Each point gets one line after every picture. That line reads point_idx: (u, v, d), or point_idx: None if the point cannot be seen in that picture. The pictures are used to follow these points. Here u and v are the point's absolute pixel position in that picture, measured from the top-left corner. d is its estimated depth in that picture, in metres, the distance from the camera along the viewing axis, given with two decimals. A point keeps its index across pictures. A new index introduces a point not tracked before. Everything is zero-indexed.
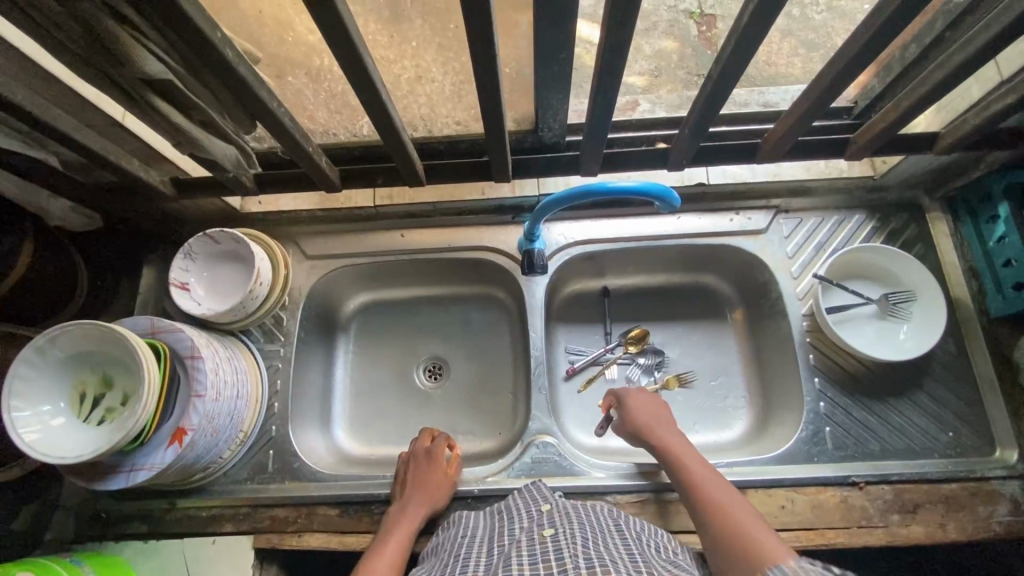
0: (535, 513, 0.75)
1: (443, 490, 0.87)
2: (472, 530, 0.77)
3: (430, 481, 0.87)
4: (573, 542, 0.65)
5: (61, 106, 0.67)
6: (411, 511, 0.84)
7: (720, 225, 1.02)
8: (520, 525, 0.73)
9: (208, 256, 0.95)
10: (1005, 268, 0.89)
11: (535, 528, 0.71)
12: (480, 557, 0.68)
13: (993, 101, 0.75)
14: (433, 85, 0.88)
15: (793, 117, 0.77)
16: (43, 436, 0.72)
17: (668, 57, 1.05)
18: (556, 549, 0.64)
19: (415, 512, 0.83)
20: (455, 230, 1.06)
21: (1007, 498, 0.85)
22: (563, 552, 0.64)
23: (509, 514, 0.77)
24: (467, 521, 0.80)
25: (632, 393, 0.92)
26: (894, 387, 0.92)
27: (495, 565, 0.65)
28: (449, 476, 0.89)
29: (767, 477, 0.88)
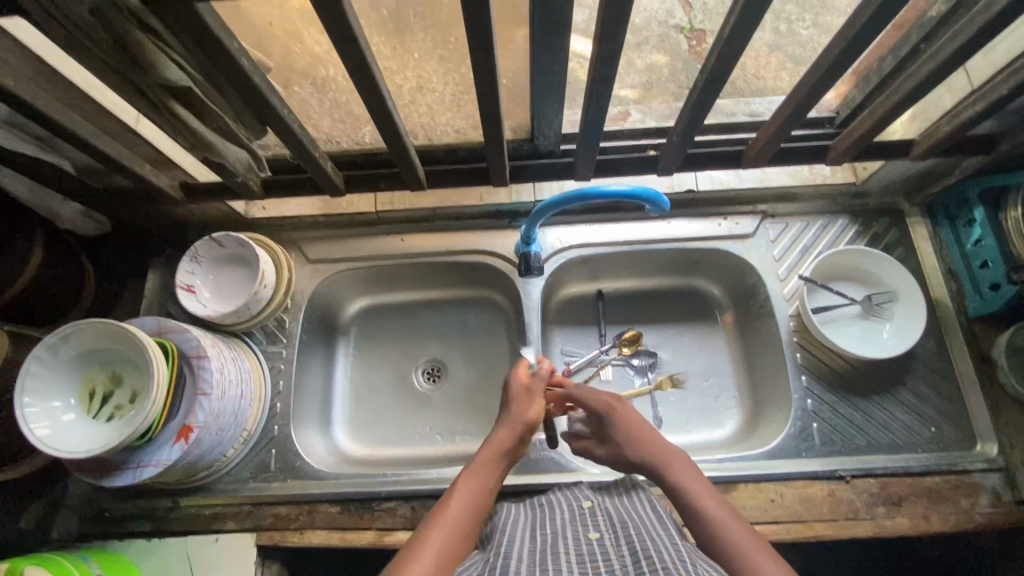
0: (578, 511, 0.74)
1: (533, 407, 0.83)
2: (513, 513, 0.75)
3: (520, 403, 0.84)
4: (619, 541, 0.63)
5: (79, 113, 0.70)
6: (502, 431, 0.80)
7: (710, 229, 1.06)
8: (561, 518, 0.72)
9: (214, 260, 0.97)
10: (982, 269, 0.94)
11: (577, 524, 0.70)
12: (522, 539, 0.66)
13: (961, 110, 0.80)
14: (433, 95, 0.93)
15: (775, 124, 0.81)
16: (54, 430, 0.74)
17: (659, 72, 1.09)
18: (601, 550, 0.63)
19: (506, 430, 0.80)
20: (455, 234, 1.09)
21: (987, 490, 0.88)
22: (609, 554, 0.61)
23: (549, 506, 0.77)
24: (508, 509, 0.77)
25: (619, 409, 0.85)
26: (878, 385, 0.96)
27: (538, 547, 0.64)
28: (540, 395, 0.85)
29: (757, 472, 0.91)
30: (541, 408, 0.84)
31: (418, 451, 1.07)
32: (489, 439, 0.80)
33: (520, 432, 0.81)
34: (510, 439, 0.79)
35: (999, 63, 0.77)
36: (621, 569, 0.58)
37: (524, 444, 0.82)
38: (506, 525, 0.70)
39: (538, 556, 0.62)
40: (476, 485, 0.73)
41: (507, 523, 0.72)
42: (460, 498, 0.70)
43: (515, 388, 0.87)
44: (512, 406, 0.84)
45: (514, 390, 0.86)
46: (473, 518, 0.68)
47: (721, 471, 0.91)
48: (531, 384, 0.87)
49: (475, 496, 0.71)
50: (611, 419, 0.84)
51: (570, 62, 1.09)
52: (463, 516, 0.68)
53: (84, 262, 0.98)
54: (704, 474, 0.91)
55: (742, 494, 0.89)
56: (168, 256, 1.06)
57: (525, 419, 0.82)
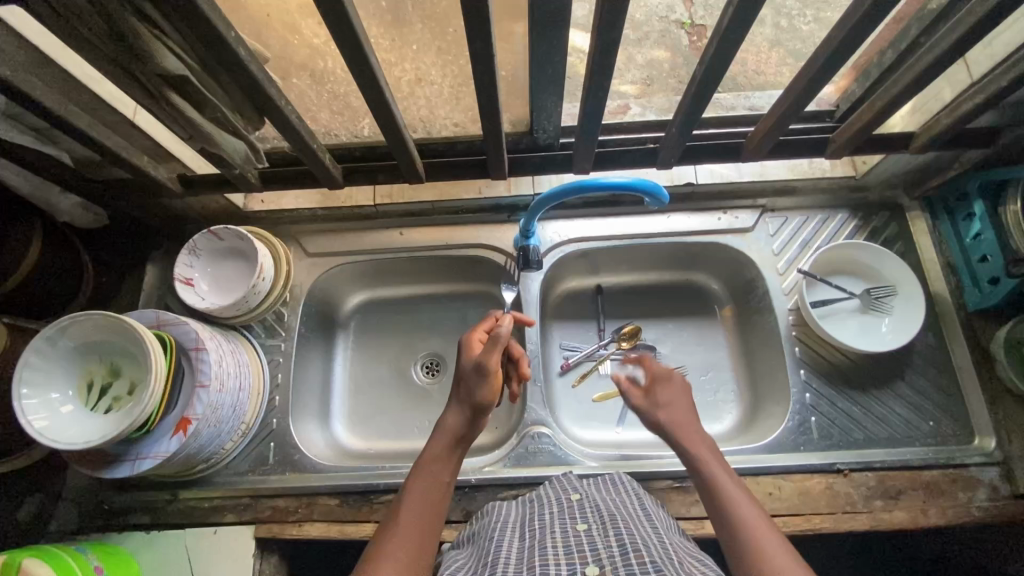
0: (566, 503, 0.74)
1: (483, 387, 0.79)
2: (504, 517, 0.75)
3: (467, 385, 0.81)
4: (606, 532, 0.63)
5: (77, 104, 0.70)
6: (452, 418, 0.79)
7: (709, 223, 1.06)
8: (550, 511, 0.72)
9: (212, 253, 0.97)
10: (982, 263, 0.93)
11: (566, 516, 0.70)
12: (511, 540, 0.66)
13: (961, 102, 0.79)
14: (432, 87, 0.91)
15: (773, 118, 0.81)
16: (52, 422, 0.74)
17: (659, 68, 1.09)
18: (588, 541, 0.62)
19: (455, 416, 0.79)
20: (452, 228, 1.09)
21: (985, 484, 0.89)
22: (597, 545, 0.61)
23: (539, 503, 0.77)
24: (502, 512, 0.77)
25: (670, 382, 0.84)
26: (877, 379, 0.96)
27: (527, 547, 0.63)
28: (492, 371, 0.79)
29: (754, 465, 0.91)
30: (491, 386, 0.79)
31: (417, 444, 1.07)
32: (440, 427, 0.79)
33: (469, 416, 0.79)
34: (458, 426, 0.79)
35: (998, 55, 0.76)
36: (607, 559, 0.58)
37: (478, 424, 0.81)
38: (493, 531, 0.70)
39: (526, 557, 0.61)
40: (428, 484, 0.74)
41: (493, 528, 0.72)
42: (412, 500, 0.72)
43: (466, 367, 0.83)
44: (461, 387, 0.81)
45: (466, 369, 0.82)
46: (427, 519, 0.71)
47: None
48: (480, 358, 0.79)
49: (426, 495, 0.73)
50: (668, 386, 0.83)
51: (569, 57, 1.08)
52: (415, 520, 0.70)
53: (81, 255, 0.98)
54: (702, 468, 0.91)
55: None
56: (166, 250, 1.05)
57: (473, 401, 0.79)
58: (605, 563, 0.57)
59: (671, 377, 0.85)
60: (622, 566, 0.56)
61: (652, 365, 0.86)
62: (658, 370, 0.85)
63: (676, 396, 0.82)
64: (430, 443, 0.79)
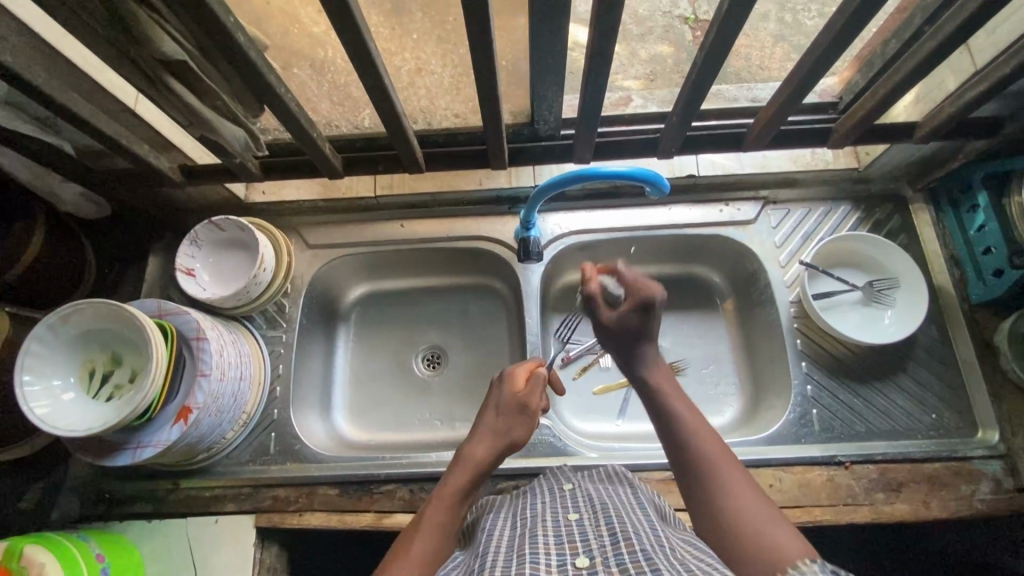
0: (559, 492, 0.74)
1: (522, 427, 0.76)
2: (498, 507, 0.75)
3: (507, 419, 0.76)
4: (597, 521, 0.63)
5: (77, 91, 0.70)
6: (480, 447, 0.73)
7: (711, 215, 1.05)
8: (542, 501, 0.72)
9: (214, 244, 0.98)
10: (985, 255, 0.93)
11: (558, 506, 0.70)
12: (504, 529, 0.66)
13: (965, 90, 0.78)
14: (433, 77, 0.91)
15: (774, 107, 0.80)
16: (53, 409, 0.75)
17: (662, 64, 1.08)
18: (580, 530, 0.62)
19: (486, 448, 0.73)
20: (453, 220, 1.09)
21: (989, 477, 0.88)
22: (588, 534, 0.61)
23: (531, 493, 0.77)
24: (496, 504, 0.77)
25: (648, 304, 0.77)
26: (879, 371, 0.95)
27: (518, 536, 0.63)
28: (534, 413, 0.77)
29: (755, 456, 0.90)
30: (531, 425, 0.77)
31: (418, 436, 1.07)
32: (470, 454, 0.72)
33: (498, 454, 0.73)
34: (488, 460, 0.72)
35: (1002, 43, 0.75)
36: (597, 549, 0.57)
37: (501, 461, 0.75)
38: (487, 522, 0.70)
39: (517, 547, 0.61)
40: (446, 517, 0.66)
41: (486, 519, 0.71)
42: (428, 529, 0.65)
43: (508, 399, 0.78)
44: (499, 420, 0.76)
45: (506, 401, 0.77)
46: (438, 559, 0.63)
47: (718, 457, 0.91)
48: (524, 396, 0.78)
49: (442, 526, 0.65)
50: (642, 318, 0.78)
51: (571, 52, 1.08)
52: (427, 554, 0.62)
53: (84, 245, 0.99)
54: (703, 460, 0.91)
55: None
56: (167, 241, 1.05)
57: (509, 440, 0.75)
58: (596, 554, 0.57)
59: (652, 308, 0.77)
60: (612, 554, 0.56)
61: (637, 286, 0.78)
62: (641, 296, 0.77)
63: (644, 330, 0.78)
64: (450, 473, 0.71)
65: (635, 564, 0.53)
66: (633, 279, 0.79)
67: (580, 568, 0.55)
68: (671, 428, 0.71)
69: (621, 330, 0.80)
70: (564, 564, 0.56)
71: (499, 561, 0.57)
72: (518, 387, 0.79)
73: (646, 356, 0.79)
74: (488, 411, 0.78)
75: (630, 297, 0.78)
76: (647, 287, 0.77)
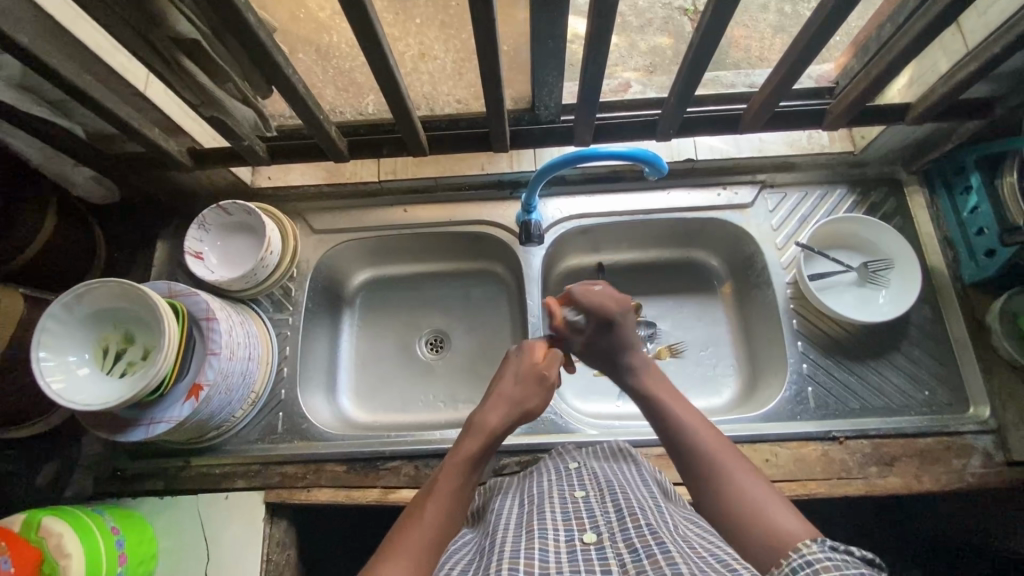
0: (565, 471, 0.75)
1: (537, 398, 0.77)
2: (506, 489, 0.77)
3: (524, 388, 0.77)
4: (603, 498, 0.64)
5: (90, 73, 0.72)
6: (495, 414, 0.73)
7: (709, 199, 1.07)
8: (548, 479, 0.74)
9: (221, 228, 1.00)
10: (978, 236, 0.95)
11: (563, 483, 0.71)
12: (511, 509, 0.68)
13: (958, 71, 0.80)
14: (435, 63, 0.95)
15: (770, 87, 0.82)
16: (68, 384, 0.77)
17: (663, 55, 1.09)
18: (586, 506, 0.64)
19: (500, 416, 0.73)
20: (456, 204, 1.11)
21: (979, 451, 0.90)
22: (594, 510, 0.63)
23: (537, 472, 0.78)
24: (504, 487, 0.79)
25: (611, 318, 0.83)
26: (873, 349, 0.97)
27: (526, 513, 0.65)
28: (552, 384, 0.79)
29: (751, 433, 0.93)
30: (546, 396, 0.78)
31: (422, 417, 1.09)
32: (482, 423, 0.72)
33: (512, 423, 0.74)
34: (501, 428, 0.72)
35: (994, 23, 0.77)
36: (605, 526, 0.59)
37: (512, 429, 0.75)
38: (498, 505, 0.71)
39: (525, 522, 0.62)
40: (458, 483, 0.66)
41: (495, 501, 0.74)
42: (439, 495, 0.64)
43: (525, 370, 0.79)
44: (516, 389, 0.77)
45: (524, 372, 0.79)
46: (450, 524, 0.62)
47: None
48: (544, 369, 0.79)
49: (453, 493, 0.64)
50: (606, 332, 0.83)
51: (570, 43, 1.09)
52: (439, 521, 0.61)
53: (92, 229, 1.00)
54: None
55: None
56: (174, 227, 1.07)
57: (524, 408, 0.76)
58: (603, 530, 0.59)
59: (612, 324, 0.83)
60: (619, 530, 0.58)
61: (594, 306, 0.83)
62: (599, 314, 0.83)
63: (616, 341, 0.83)
64: (462, 441, 0.71)
65: (640, 539, 0.55)
66: (589, 300, 0.83)
67: (587, 543, 0.57)
68: (673, 426, 0.72)
69: (597, 348, 0.84)
70: (571, 540, 0.58)
71: (508, 537, 0.59)
72: (538, 358, 0.80)
73: (630, 364, 0.81)
74: (503, 380, 0.78)
75: (592, 317, 0.83)
76: (603, 304, 0.83)
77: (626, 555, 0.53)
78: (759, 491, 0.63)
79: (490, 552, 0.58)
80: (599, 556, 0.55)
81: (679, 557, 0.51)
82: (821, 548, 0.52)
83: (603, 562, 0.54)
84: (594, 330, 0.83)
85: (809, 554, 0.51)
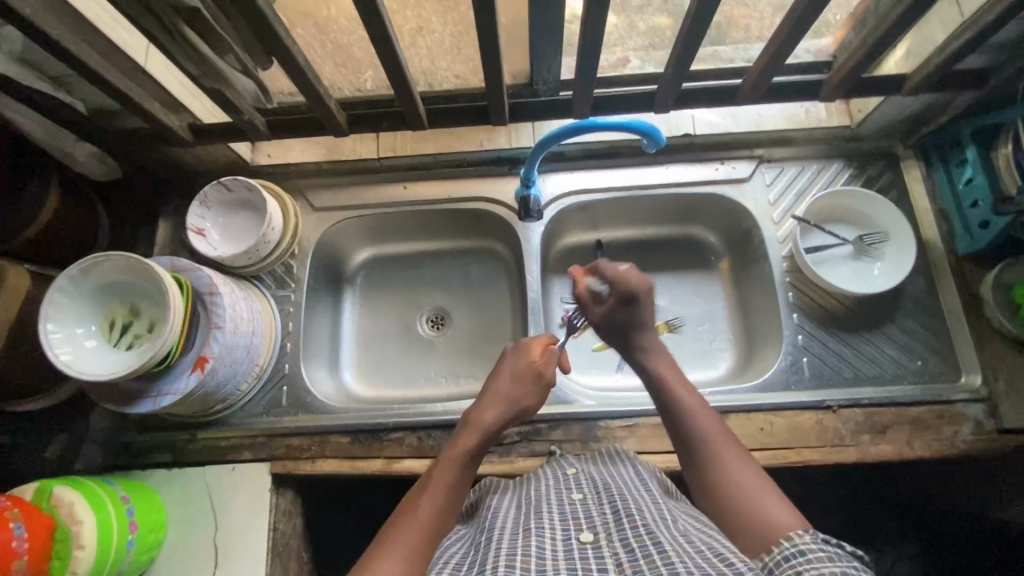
0: (563, 476, 0.76)
1: (530, 398, 0.80)
2: (502, 490, 0.78)
3: (519, 387, 0.80)
4: (601, 501, 0.66)
5: (91, 43, 0.73)
6: (491, 412, 0.76)
7: (706, 174, 1.08)
8: (545, 484, 0.75)
9: (222, 205, 1.01)
10: (973, 208, 0.96)
11: (561, 487, 0.72)
12: (507, 511, 0.68)
13: (953, 39, 0.81)
14: (433, 37, 0.91)
15: (767, 56, 0.83)
16: (76, 355, 0.78)
17: (663, 36, 0.95)
18: (583, 509, 0.65)
19: (496, 413, 0.76)
20: (455, 181, 1.12)
21: (970, 419, 0.92)
22: (591, 512, 0.64)
23: (533, 479, 0.78)
24: (500, 487, 0.79)
25: (636, 296, 0.85)
26: (868, 321, 0.99)
27: (523, 513, 0.66)
28: (546, 383, 0.82)
29: (747, 403, 0.94)
30: (539, 395, 0.81)
31: (423, 392, 1.11)
32: (479, 420, 0.75)
33: (507, 420, 0.77)
34: (496, 426, 0.75)
35: None
36: (602, 526, 0.60)
37: (507, 427, 0.77)
38: (496, 504, 0.72)
39: (521, 522, 0.63)
40: (455, 477, 0.68)
41: (492, 500, 0.75)
42: (436, 488, 0.66)
43: (520, 368, 0.81)
44: (511, 387, 0.79)
45: (519, 371, 0.81)
46: (446, 516, 0.64)
47: (713, 402, 0.94)
48: (540, 367, 0.82)
49: (450, 488, 0.66)
50: (628, 308, 0.85)
51: (567, 25, 0.93)
52: (435, 513, 0.63)
53: (94, 206, 1.01)
54: None
55: (732, 424, 0.93)
56: (176, 205, 1.08)
57: (518, 407, 0.79)
58: (599, 530, 0.60)
59: (634, 300, 0.85)
60: (616, 530, 0.59)
61: (619, 279, 0.86)
62: (621, 289, 0.85)
63: (635, 320, 0.84)
64: (459, 436, 0.73)
65: (637, 539, 0.56)
66: (615, 274, 0.87)
67: (585, 543, 0.58)
68: (679, 413, 0.73)
69: (614, 323, 0.87)
70: (569, 538, 0.59)
71: (504, 535, 0.60)
72: (534, 357, 0.83)
73: (642, 344, 0.83)
74: (500, 377, 0.81)
75: (614, 290, 0.86)
76: (630, 279, 0.86)
77: (623, 552, 0.55)
78: (756, 479, 0.64)
79: (485, 547, 0.59)
80: (596, 554, 0.56)
81: (675, 554, 0.53)
82: (813, 539, 0.53)
83: (600, 560, 0.55)
84: (615, 304, 0.86)
85: (801, 544, 0.53)
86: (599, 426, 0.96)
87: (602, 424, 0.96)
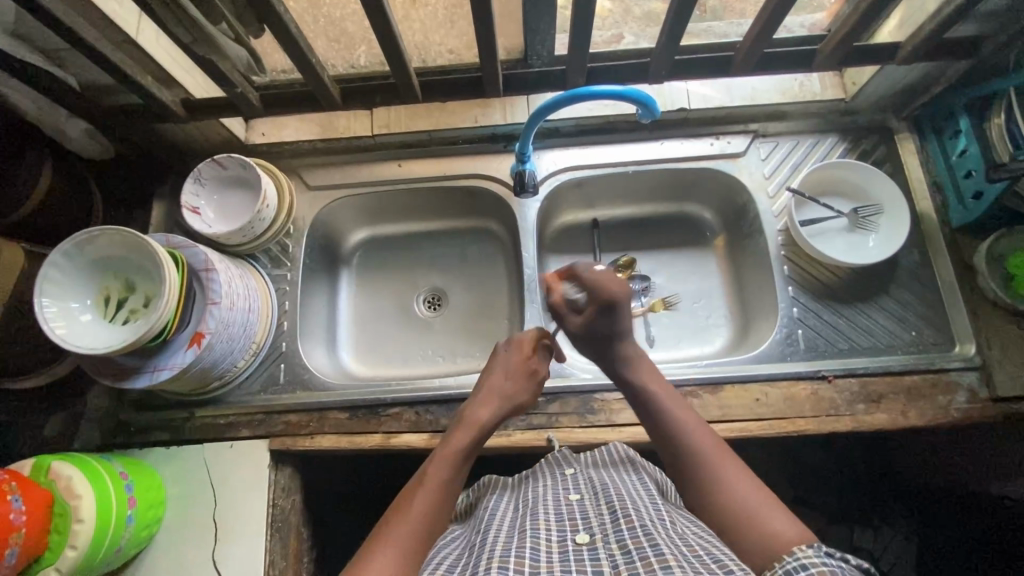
0: (561, 476, 0.76)
1: (523, 394, 0.80)
2: (501, 487, 0.79)
3: (513, 383, 0.79)
4: (597, 501, 0.66)
5: (80, 13, 0.72)
6: (484, 410, 0.75)
7: (702, 150, 1.08)
8: (544, 484, 0.75)
9: (217, 182, 1.00)
10: (967, 179, 0.96)
11: (558, 488, 0.73)
12: (503, 512, 0.68)
13: (944, 5, 0.81)
14: (427, 9, 0.92)
15: (759, 25, 0.83)
16: (71, 330, 0.78)
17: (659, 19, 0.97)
18: (581, 509, 0.66)
19: (490, 411, 0.75)
20: (451, 159, 1.11)
21: (965, 387, 0.93)
22: (588, 513, 0.64)
23: (531, 476, 0.79)
24: (498, 486, 0.80)
25: (615, 302, 0.78)
26: (863, 292, 0.99)
27: (518, 515, 0.66)
28: (540, 377, 0.82)
29: (744, 373, 0.95)
30: (533, 391, 0.81)
31: (421, 370, 1.11)
32: (472, 418, 0.74)
33: (501, 417, 0.76)
34: (489, 425, 0.74)
35: None
36: (598, 528, 0.61)
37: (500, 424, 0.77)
38: (492, 503, 0.73)
39: (517, 524, 0.63)
40: (449, 475, 0.67)
41: (489, 500, 0.75)
42: (429, 486, 0.65)
43: (512, 366, 0.81)
44: (505, 384, 0.79)
45: (511, 367, 0.80)
46: (438, 516, 0.63)
47: (710, 373, 0.95)
48: (534, 365, 0.82)
49: (444, 487, 0.65)
50: (608, 318, 0.79)
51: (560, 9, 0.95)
52: (428, 512, 0.62)
53: (89, 185, 1.01)
54: (693, 376, 0.95)
55: (729, 395, 0.93)
56: (170, 184, 1.07)
57: (513, 404, 0.78)
58: (595, 531, 0.60)
59: (614, 308, 0.78)
60: (612, 531, 0.59)
61: (598, 287, 0.78)
62: (601, 299, 0.78)
63: (617, 328, 0.79)
64: (453, 433, 0.72)
65: (633, 540, 0.56)
66: (593, 281, 0.79)
67: (581, 544, 0.58)
68: (670, 430, 0.72)
69: (593, 333, 0.81)
70: (565, 540, 0.59)
71: (501, 537, 0.61)
72: (526, 354, 0.82)
73: (625, 355, 0.80)
74: (494, 374, 0.80)
75: (592, 298, 0.79)
76: (609, 287, 0.78)
77: (619, 555, 0.55)
78: (756, 492, 0.63)
79: (480, 549, 0.59)
80: (592, 556, 0.56)
81: (672, 558, 0.52)
82: (817, 553, 0.53)
83: (596, 562, 0.55)
84: (597, 314, 0.79)
85: (804, 558, 0.52)
86: (596, 399, 0.96)
87: (600, 397, 0.97)
